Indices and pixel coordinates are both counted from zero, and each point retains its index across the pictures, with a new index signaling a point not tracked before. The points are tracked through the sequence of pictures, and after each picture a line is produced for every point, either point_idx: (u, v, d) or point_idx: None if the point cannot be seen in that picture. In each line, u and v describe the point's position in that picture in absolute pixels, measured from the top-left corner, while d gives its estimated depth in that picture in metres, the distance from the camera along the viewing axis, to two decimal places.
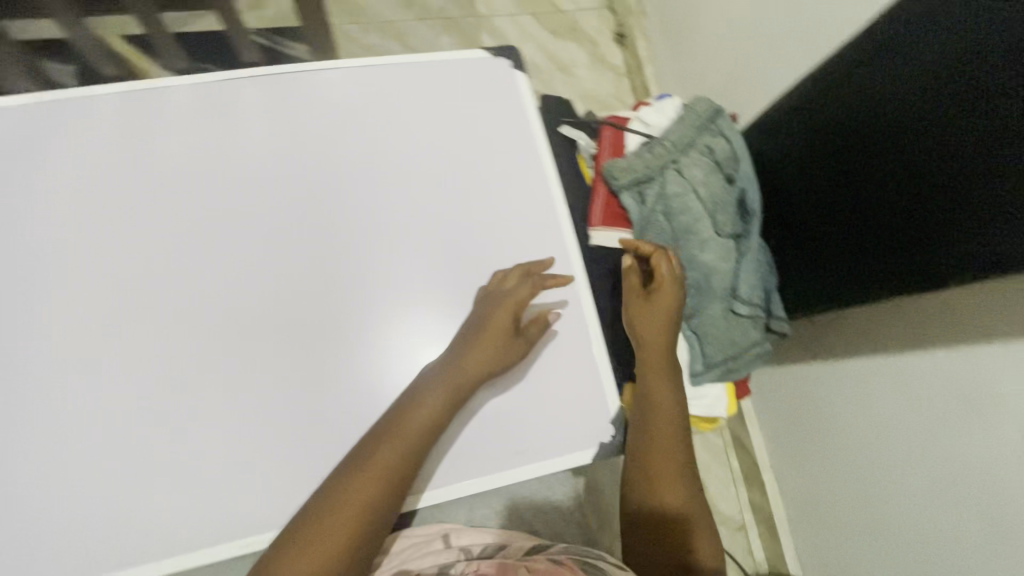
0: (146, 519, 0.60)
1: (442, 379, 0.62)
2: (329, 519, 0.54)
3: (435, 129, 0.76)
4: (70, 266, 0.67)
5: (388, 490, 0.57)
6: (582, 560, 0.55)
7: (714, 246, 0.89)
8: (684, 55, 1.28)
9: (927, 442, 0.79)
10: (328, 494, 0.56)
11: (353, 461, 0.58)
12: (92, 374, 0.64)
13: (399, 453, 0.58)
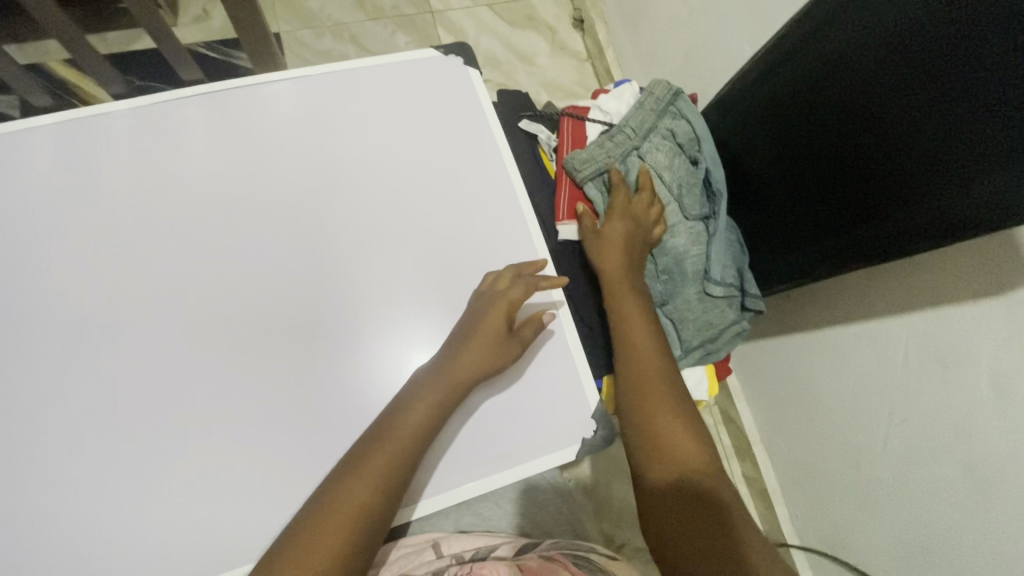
0: (123, 560, 0.58)
1: (430, 387, 0.61)
2: (315, 539, 0.52)
3: (390, 133, 0.74)
4: (20, 307, 0.65)
5: (378, 503, 0.55)
6: (573, 554, 0.56)
7: (684, 231, 0.90)
8: (642, 37, 1.26)
9: (909, 403, 0.80)
10: (310, 515, 0.53)
11: (339, 476, 0.56)
12: (54, 416, 0.62)
13: (387, 463, 0.57)
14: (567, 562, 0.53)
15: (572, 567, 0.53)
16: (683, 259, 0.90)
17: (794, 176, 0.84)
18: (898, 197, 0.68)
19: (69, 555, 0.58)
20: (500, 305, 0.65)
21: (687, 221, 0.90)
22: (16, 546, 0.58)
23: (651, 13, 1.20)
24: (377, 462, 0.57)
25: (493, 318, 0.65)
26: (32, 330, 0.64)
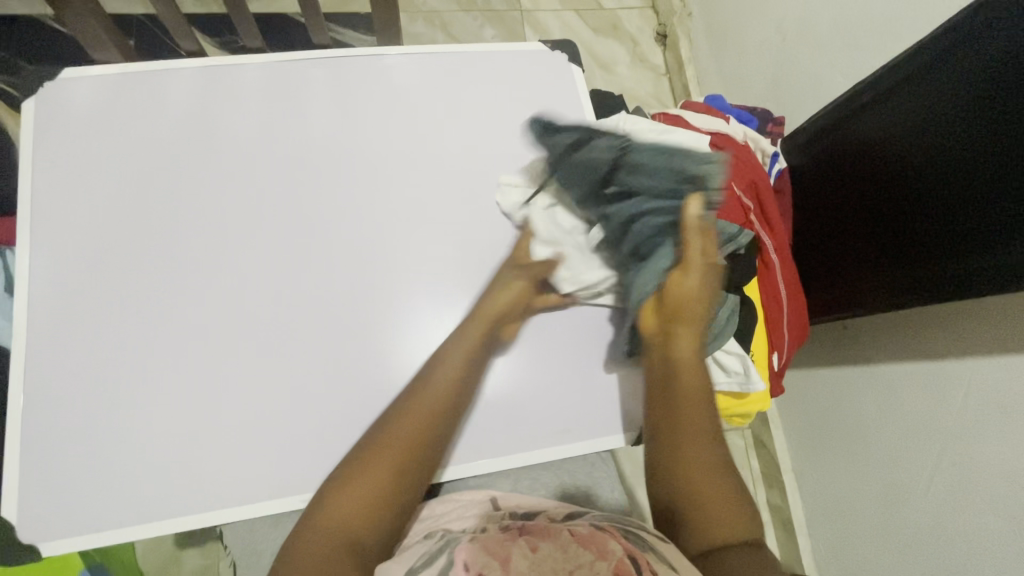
0: (197, 477, 0.60)
1: (443, 366, 0.62)
2: (370, 468, 0.55)
3: (494, 118, 0.78)
4: (132, 226, 0.67)
5: (422, 444, 0.58)
6: (624, 529, 0.57)
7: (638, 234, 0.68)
8: (726, 59, 1.29)
9: (960, 450, 0.81)
10: (375, 443, 0.57)
11: (392, 414, 0.59)
12: (150, 332, 0.64)
13: (431, 414, 0.59)
14: (618, 535, 0.54)
15: (622, 540, 0.53)
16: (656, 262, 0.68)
17: (852, 224, 0.87)
18: (958, 251, 0.70)
19: (153, 464, 0.60)
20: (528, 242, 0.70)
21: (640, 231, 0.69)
22: (105, 448, 0.60)
23: (741, 36, 1.22)
24: (410, 426, 0.58)
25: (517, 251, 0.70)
26: (145, 246, 0.67)
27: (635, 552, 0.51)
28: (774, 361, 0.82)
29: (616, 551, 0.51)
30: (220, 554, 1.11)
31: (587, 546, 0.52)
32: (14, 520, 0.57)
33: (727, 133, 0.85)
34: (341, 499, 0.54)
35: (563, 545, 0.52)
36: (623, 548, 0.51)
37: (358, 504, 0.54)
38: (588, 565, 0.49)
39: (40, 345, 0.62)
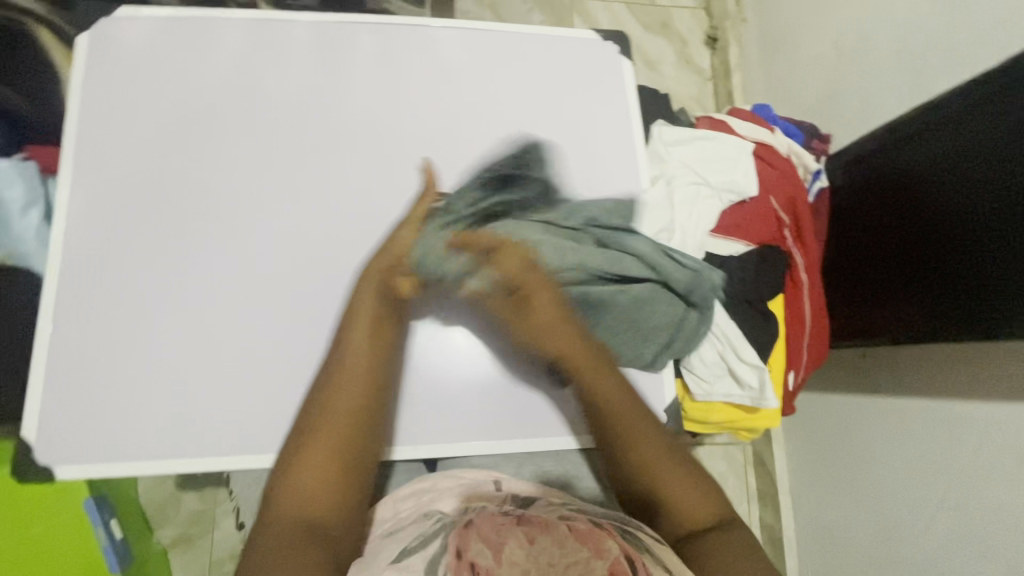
0: (209, 421, 0.62)
1: (334, 384, 0.58)
2: (303, 465, 0.54)
3: (537, 101, 0.77)
4: (169, 169, 0.68)
5: (353, 432, 0.57)
6: (620, 527, 0.58)
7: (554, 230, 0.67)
8: (775, 70, 1.25)
9: (963, 491, 0.80)
10: (296, 448, 0.56)
11: (306, 413, 0.58)
12: (177, 275, 0.65)
13: (349, 401, 0.58)
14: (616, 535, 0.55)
15: (617, 539, 0.54)
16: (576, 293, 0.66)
17: (874, 256, 0.87)
18: (970, 296, 0.71)
19: (169, 405, 0.62)
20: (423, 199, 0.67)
21: (603, 231, 0.69)
22: (125, 384, 0.61)
23: (794, 48, 1.18)
24: (330, 425, 0.56)
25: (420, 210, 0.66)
26: (179, 192, 0.68)
27: (632, 552, 0.52)
28: (790, 380, 0.81)
29: (613, 551, 0.52)
30: (217, 499, 1.14)
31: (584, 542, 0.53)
32: (32, 442, 0.59)
33: (772, 143, 0.84)
34: (291, 488, 0.53)
35: (558, 538, 0.53)
36: (620, 548, 0.52)
37: (303, 497, 0.53)
38: (584, 560, 0.50)
39: (71, 276, 0.63)
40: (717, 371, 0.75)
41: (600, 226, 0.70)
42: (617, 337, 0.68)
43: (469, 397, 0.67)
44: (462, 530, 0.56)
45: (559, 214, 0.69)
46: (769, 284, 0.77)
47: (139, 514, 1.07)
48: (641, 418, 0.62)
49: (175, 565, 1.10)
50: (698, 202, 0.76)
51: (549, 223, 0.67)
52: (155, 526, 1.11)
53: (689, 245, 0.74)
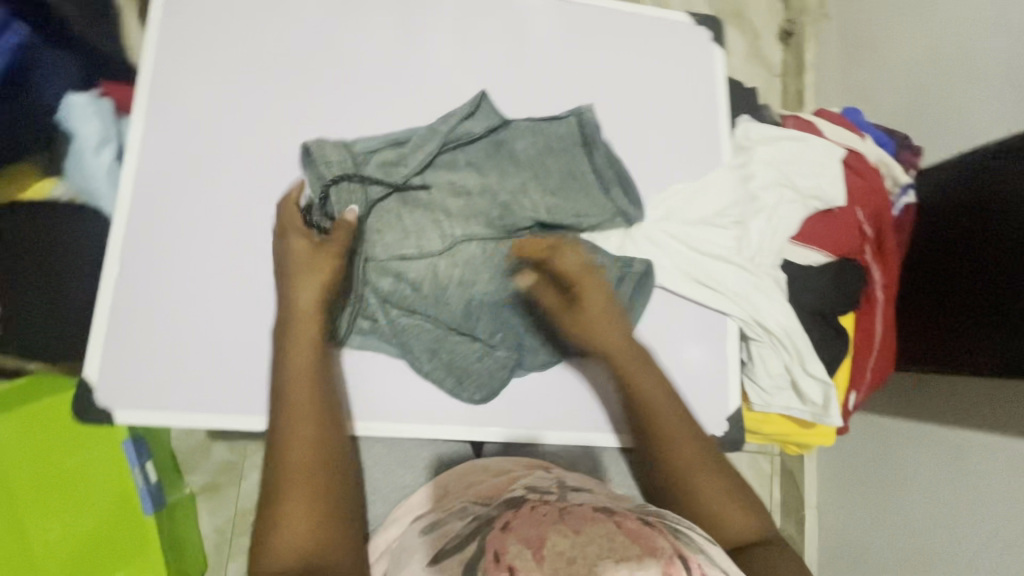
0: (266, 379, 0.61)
1: (289, 432, 0.55)
2: (288, 508, 0.52)
3: (621, 83, 0.73)
4: (237, 117, 0.65)
5: (316, 469, 0.54)
6: (673, 526, 0.49)
7: (437, 255, 0.63)
8: (856, 72, 1.18)
9: (1002, 531, 0.75)
10: (279, 484, 0.53)
11: (273, 435, 0.55)
12: (241, 228, 0.63)
13: (308, 448, 0.54)
14: (666, 531, 0.46)
15: (671, 539, 0.45)
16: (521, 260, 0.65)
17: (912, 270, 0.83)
18: (1005, 335, 0.69)
19: (229, 360, 0.61)
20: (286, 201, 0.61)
21: (494, 231, 0.64)
22: (187, 334, 0.60)
23: (881, 51, 1.11)
24: (300, 472, 0.53)
25: (297, 229, 0.61)
26: (251, 143, 0.65)
27: (685, 550, 0.45)
28: (851, 402, 0.77)
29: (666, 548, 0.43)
30: (246, 452, 1.15)
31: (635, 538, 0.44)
32: (93, 383, 0.58)
33: (861, 151, 0.79)
34: (282, 533, 0.51)
35: (604, 530, 0.44)
36: (673, 547, 0.44)
37: (297, 538, 0.51)
38: (635, 559, 0.42)
39: (139, 220, 0.62)
40: (779, 384, 0.73)
41: (482, 236, 0.64)
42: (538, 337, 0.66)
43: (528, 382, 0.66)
44: (499, 531, 0.47)
45: (443, 204, 0.65)
46: (843, 299, 0.73)
47: (171, 458, 1.08)
48: (672, 419, 0.62)
49: (202, 511, 1.12)
50: (785, 206, 0.72)
51: (438, 222, 0.64)
52: (185, 471, 1.13)
53: (769, 249, 0.71)
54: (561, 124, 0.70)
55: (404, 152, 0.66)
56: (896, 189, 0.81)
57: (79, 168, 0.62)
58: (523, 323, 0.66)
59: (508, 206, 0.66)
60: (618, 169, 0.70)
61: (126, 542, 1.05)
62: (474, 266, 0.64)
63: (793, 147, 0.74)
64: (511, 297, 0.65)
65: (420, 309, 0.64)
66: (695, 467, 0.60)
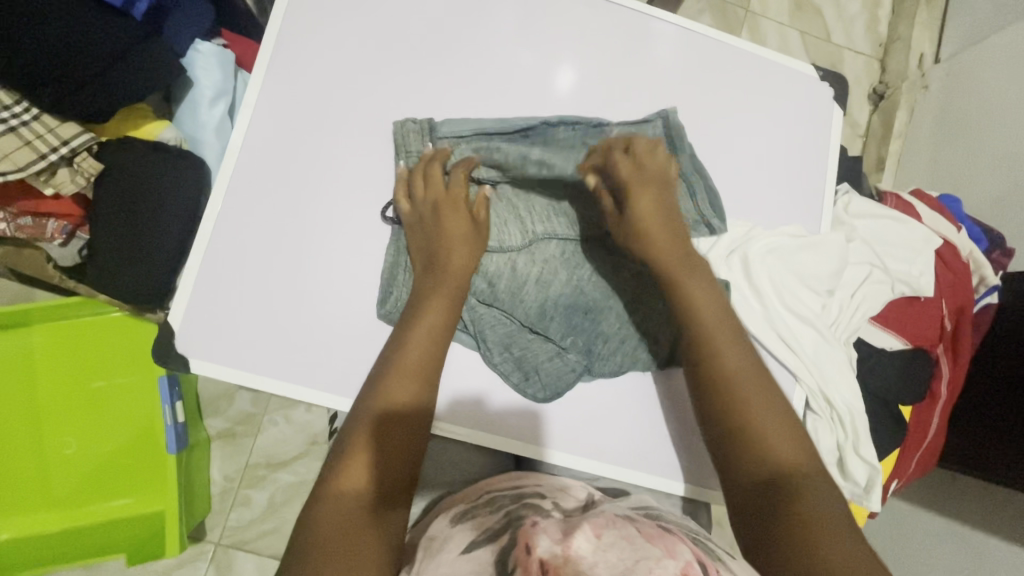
0: (335, 357, 0.61)
1: (397, 364, 0.54)
2: (378, 444, 0.49)
3: (736, 127, 0.72)
4: (353, 93, 0.65)
5: (413, 417, 0.52)
6: (692, 537, 0.48)
7: (517, 250, 0.63)
8: (948, 150, 1.16)
9: None
10: (372, 416, 0.51)
11: (387, 356, 0.55)
12: (336, 202, 0.63)
13: (416, 381, 0.53)
14: (686, 539, 0.44)
15: (688, 545, 0.44)
16: (600, 266, 0.65)
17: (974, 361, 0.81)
18: None
19: (304, 333, 0.61)
20: (437, 165, 0.62)
21: (576, 232, 0.64)
22: (269, 298, 0.60)
23: (981, 136, 1.08)
24: (396, 412, 0.51)
25: (460, 198, 0.61)
26: (361, 120, 0.65)
27: (703, 556, 0.43)
28: (891, 488, 0.77)
29: (686, 555, 0.41)
30: (268, 407, 1.16)
31: (651, 539, 0.43)
32: (176, 330, 0.58)
33: (955, 243, 0.78)
34: (356, 461, 0.48)
35: (625, 536, 0.43)
36: (691, 552, 0.42)
37: (376, 477, 0.48)
38: (654, 558, 0.40)
39: (239, 176, 0.61)
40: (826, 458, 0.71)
41: (565, 237, 0.64)
42: (606, 346, 0.64)
43: (585, 412, 0.65)
44: (529, 528, 0.46)
45: (529, 201, 0.65)
46: (908, 387, 0.73)
47: (196, 399, 1.10)
48: (715, 329, 0.59)
49: (215, 455, 1.13)
50: (869, 283, 0.71)
51: (521, 218, 0.64)
52: (206, 413, 1.14)
53: (845, 325, 0.70)
54: (647, 127, 0.68)
55: (496, 135, 0.65)
56: (981, 288, 0.79)
57: (192, 118, 0.65)
58: (594, 330, 0.64)
59: (591, 206, 0.65)
60: (702, 174, 0.67)
61: (139, 473, 1.06)
62: (554, 266, 0.63)
63: (889, 225, 0.74)
64: (586, 305, 0.64)
65: (496, 304, 0.63)
66: (752, 394, 0.57)
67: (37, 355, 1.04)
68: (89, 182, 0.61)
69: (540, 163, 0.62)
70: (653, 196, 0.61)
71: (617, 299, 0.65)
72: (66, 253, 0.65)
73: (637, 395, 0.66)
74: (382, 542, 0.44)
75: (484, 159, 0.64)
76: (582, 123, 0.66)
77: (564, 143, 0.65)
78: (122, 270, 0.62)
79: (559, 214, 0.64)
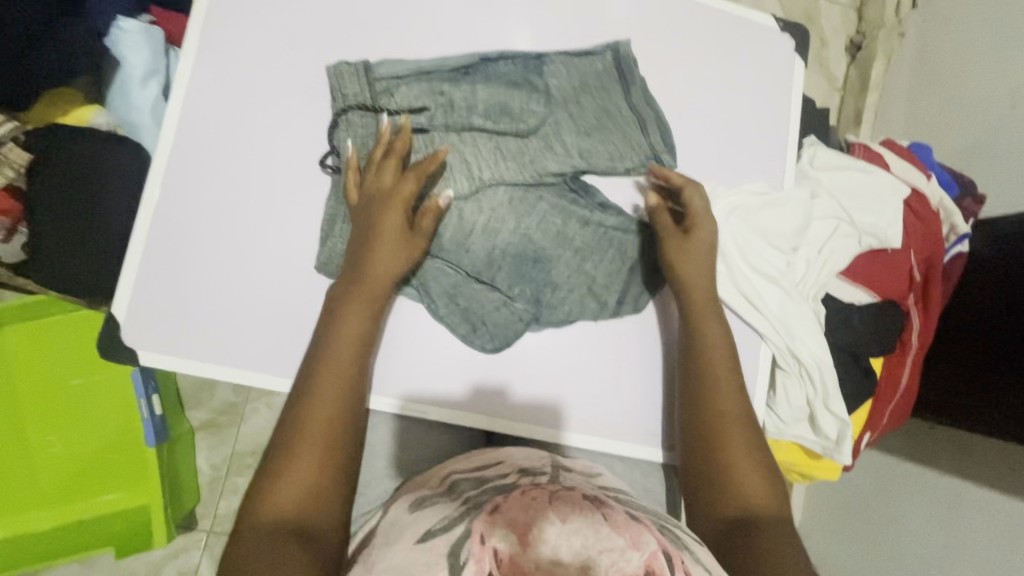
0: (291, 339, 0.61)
1: (319, 383, 0.54)
2: (297, 462, 0.50)
3: (695, 83, 0.70)
4: (291, 68, 0.63)
5: (339, 432, 0.53)
6: (660, 522, 0.48)
7: (462, 198, 0.62)
8: (925, 99, 1.13)
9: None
10: (294, 431, 0.52)
11: (308, 376, 0.55)
12: (281, 182, 0.61)
13: (336, 400, 0.54)
14: (652, 528, 0.44)
15: (654, 531, 0.44)
16: (548, 213, 0.64)
17: (946, 310, 0.80)
18: None
19: (264, 319, 0.60)
20: (392, 157, 0.59)
21: (524, 177, 0.63)
22: (222, 285, 0.60)
23: (958, 82, 1.05)
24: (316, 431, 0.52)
25: (406, 195, 0.58)
26: (302, 95, 0.62)
27: (670, 547, 0.43)
28: (864, 440, 0.77)
29: (651, 543, 0.42)
30: (249, 395, 1.15)
31: (618, 527, 0.42)
32: (120, 320, 0.58)
33: (924, 191, 0.76)
34: (282, 483, 0.49)
35: (592, 520, 0.42)
36: (657, 542, 0.42)
37: (296, 495, 0.49)
38: (618, 549, 0.40)
39: (178, 159, 0.60)
40: (798, 415, 0.71)
41: (512, 182, 0.63)
42: (555, 295, 0.64)
43: (552, 381, 0.64)
44: (487, 514, 0.44)
45: (473, 143, 0.63)
46: (878, 340, 0.73)
47: (175, 391, 1.09)
48: (715, 354, 0.62)
49: (200, 446, 1.13)
50: (830, 225, 0.69)
51: (466, 162, 0.62)
52: (188, 405, 1.14)
53: (812, 281, 0.69)
54: (596, 60, 0.67)
55: (433, 77, 0.63)
56: (951, 237, 0.78)
57: (124, 99, 0.62)
58: (543, 278, 0.64)
59: (541, 148, 0.64)
60: (654, 109, 0.67)
61: (122, 468, 1.05)
62: (500, 213, 0.62)
63: (852, 174, 0.73)
64: (531, 251, 0.63)
65: (441, 254, 0.62)
66: (733, 425, 0.59)
67: (15, 358, 1.03)
68: (18, 172, 0.59)
69: (488, 103, 0.63)
70: (705, 243, 0.63)
71: (566, 247, 0.64)
72: (8, 250, 0.62)
73: (598, 362, 0.65)
74: (309, 556, 0.45)
75: (426, 103, 0.62)
76: (521, 56, 0.66)
77: (505, 76, 0.65)
78: (65, 265, 0.60)
79: (503, 154, 0.63)
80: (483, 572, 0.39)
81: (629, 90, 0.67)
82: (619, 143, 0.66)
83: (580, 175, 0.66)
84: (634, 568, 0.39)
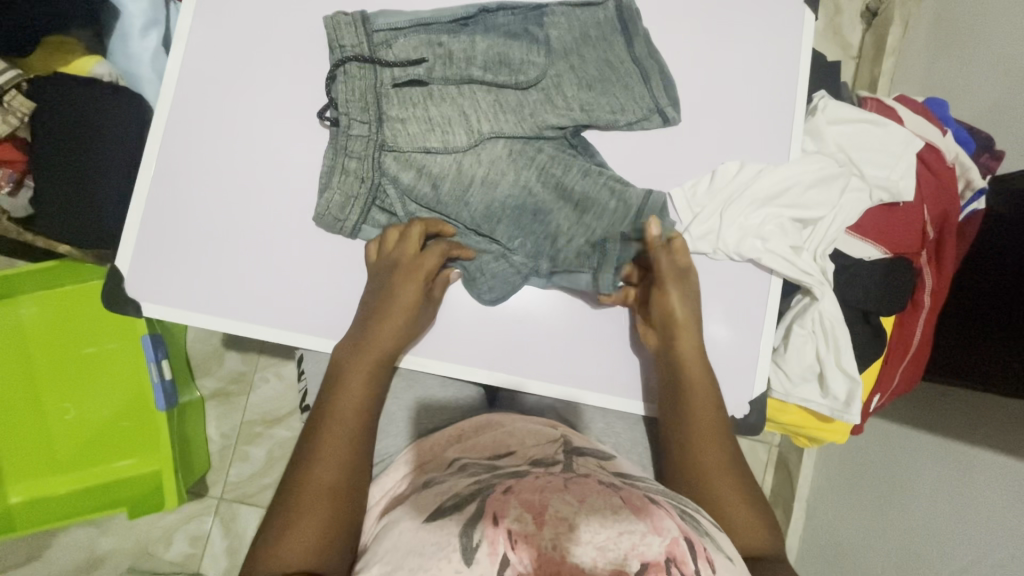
0: (286, 289, 0.61)
1: (321, 450, 0.53)
2: (300, 522, 0.49)
3: (700, 33, 0.68)
4: (288, 19, 0.62)
5: (342, 490, 0.52)
6: (680, 508, 0.45)
7: (462, 151, 0.61)
8: (944, 60, 1.09)
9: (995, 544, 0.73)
10: (312, 447, 0.54)
11: (306, 449, 0.54)
12: (277, 133, 0.61)
13: (337, 467, 0.53)
14: (673, 513, 0.42)
15: (678, 519, 0.41)
16: (548, 166, 0.63)
17: (962, 271, 0.78)
18: None
19: (264, 269, 0.60)
20: (417, 229, 0.60)
21: (523, 130, 0.62)
22: (219, 238, 0.60)
23: (979, 40, 1.01)
24: (315, 497, 0.51)
25: (424, 270, 0.59)
26: (298, 47, 0.62)
27: (691, 534, 0.41)
28: (872, 404, 0.76)
29: (672, 530, 0.39)
30: (257, 364, 1.16)
31: (638, 510, 0.40)
32: (125, 272, 0.59)
33: (939, 147, 0.75)
34: (286, 545, 0.49)
35: (610, 503, 0.40)
36: (679, 528, 0.40)
37: (304, 556, 0.48)
38: (639, 534, 0.38)
39: (176, 110, 0.61)
40: (806, 374, 0.70)
41: (511, 136, 0.62)
42: (556, 250, 0.63)
43: (553, 335, 0.64)
44: (500, 494, 0.41)
45: (472, 95, 0.62)
46: (888, 299, 0.71)
47: (185, 360, 1.11)
48: (701, 409, 0.60)
49: (210, 414, 1.15)
50: (843, 179, 0.67)
51: (466, 115, 0.61)
52: (198, 374, 1.16)
53: (821, 238, 0.68)
54: (598, 10, 0.66)
55: (432, 28, 0.62)
56: (967, 192, 0.76)
57: (124, 50, 0.67)
58: (543, 231, 0.63)
59: (541, 102, 0.63)
60: (658, 60, 0.66)
61: (136, 434, 1.07)
62: (499, 165, 0.62)
63: (863, 127, 0.71)
64: (530, 206, 0.63)
65: (440, 208, 0.62)
66: (721, 469, 0.59)
67: (29, 324, 1.05)
68: (23, 121, 0.61)
69: (488, 54, 0.62)
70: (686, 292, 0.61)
71: (566, 202, 0.63)
72: (15, 203, 0.66)
73: (598, 319, 0.64)
74: None
75: (425, 54, 0.61)
76: (521, 7, 0.65)
77: (504, 28, 0.64)
78: (71, 215, 0.62)
79: (502, 106, 0.62)
80: (496, 555, 0.37)
81: (632, 39, 0.65)
82: (622, 95, 0.64)
83: (580, 132, 0.65)
84: (655, 554, 0.37)
